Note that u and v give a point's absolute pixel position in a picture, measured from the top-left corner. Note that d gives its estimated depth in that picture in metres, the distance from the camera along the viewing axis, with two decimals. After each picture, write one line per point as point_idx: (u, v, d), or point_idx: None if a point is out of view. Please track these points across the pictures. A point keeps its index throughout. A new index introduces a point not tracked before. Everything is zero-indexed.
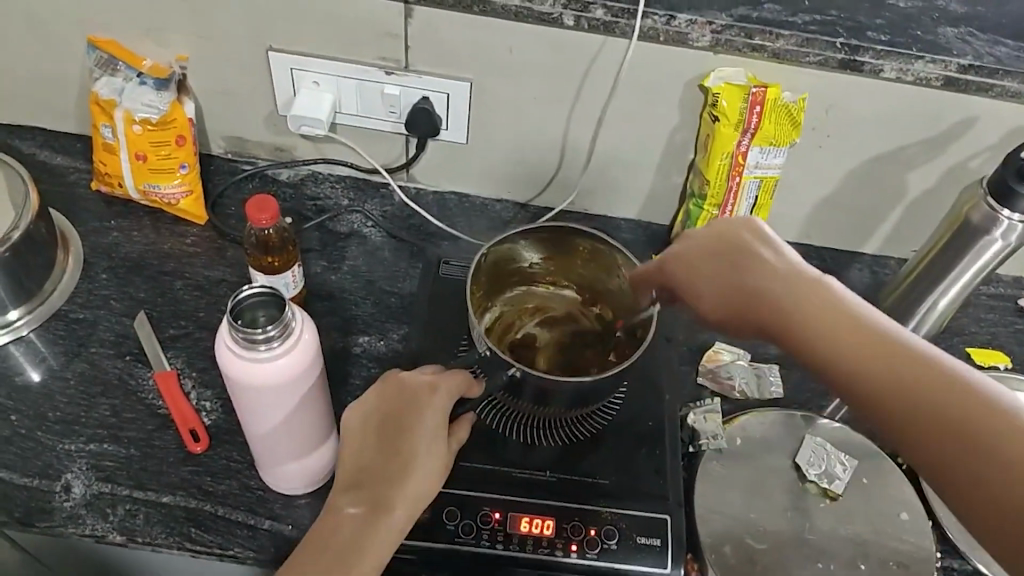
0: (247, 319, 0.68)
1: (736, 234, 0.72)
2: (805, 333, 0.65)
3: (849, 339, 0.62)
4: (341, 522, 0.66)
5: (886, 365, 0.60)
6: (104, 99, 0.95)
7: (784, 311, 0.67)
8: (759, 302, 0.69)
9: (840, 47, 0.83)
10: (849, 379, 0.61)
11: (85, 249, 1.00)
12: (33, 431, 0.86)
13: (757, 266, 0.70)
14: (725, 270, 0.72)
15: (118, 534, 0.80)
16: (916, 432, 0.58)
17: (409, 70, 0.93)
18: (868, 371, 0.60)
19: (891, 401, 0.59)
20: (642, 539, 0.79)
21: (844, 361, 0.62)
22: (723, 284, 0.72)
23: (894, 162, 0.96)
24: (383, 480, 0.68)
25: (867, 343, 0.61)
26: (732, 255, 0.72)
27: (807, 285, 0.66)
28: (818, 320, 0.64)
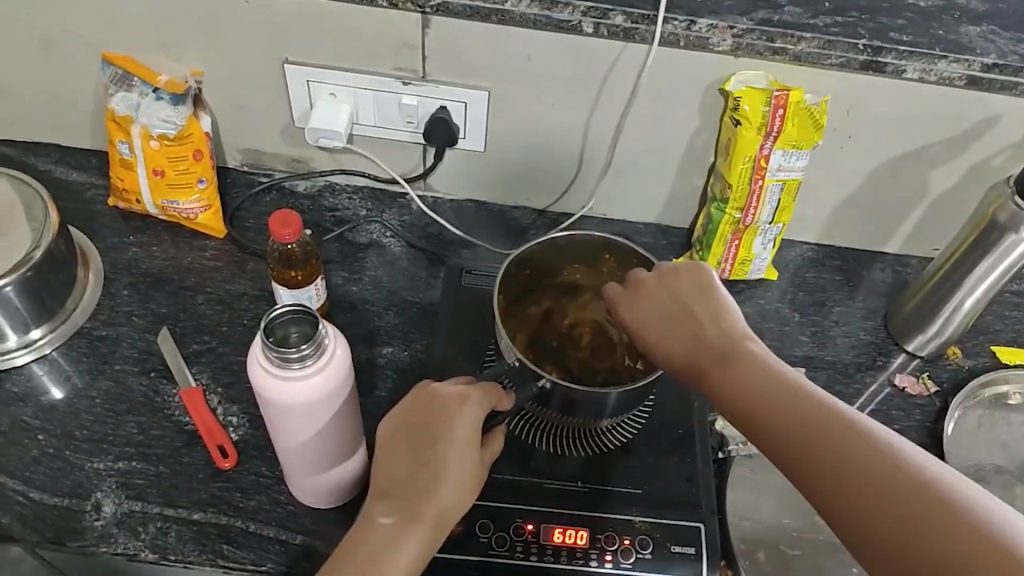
0: (280, 336, 0.68)
1: (686, 289, 0.77)
2: (737, 392, 0.67)
3: (775, 394, 0.65)
4: (373, 532, 0.65)
5: (805, 418, 0.62)
6: (120, 115, 0.94)
7: (721, 370, 0.70)
8: (702, 356, 0.72)
9: (863, 49, 0.83)
10: (772, 436, 0.63)
11: (105, 265, 1.00)
12: (61, 450, 0.86)
13: (704, 323, 0.74)
14: (675, 322, 0.75)
15: (151, 552, 0.80)
16: (830, 484, 0.59)
17: (427, 80, 0.93)
18: (794, 428, 0.62)
19: (808, 454, 0.61)
20: (676, 548, 0.79)
21: (768, 418, 0.64)
22: (673, 335, 0.75)
23: (915, 161, 0.96)
24: (415, 489, 0.67)
25: (790, 399, 0.64)
26: (682, 308, 0.76)
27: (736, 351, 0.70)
28: (749, 380, 0.67)
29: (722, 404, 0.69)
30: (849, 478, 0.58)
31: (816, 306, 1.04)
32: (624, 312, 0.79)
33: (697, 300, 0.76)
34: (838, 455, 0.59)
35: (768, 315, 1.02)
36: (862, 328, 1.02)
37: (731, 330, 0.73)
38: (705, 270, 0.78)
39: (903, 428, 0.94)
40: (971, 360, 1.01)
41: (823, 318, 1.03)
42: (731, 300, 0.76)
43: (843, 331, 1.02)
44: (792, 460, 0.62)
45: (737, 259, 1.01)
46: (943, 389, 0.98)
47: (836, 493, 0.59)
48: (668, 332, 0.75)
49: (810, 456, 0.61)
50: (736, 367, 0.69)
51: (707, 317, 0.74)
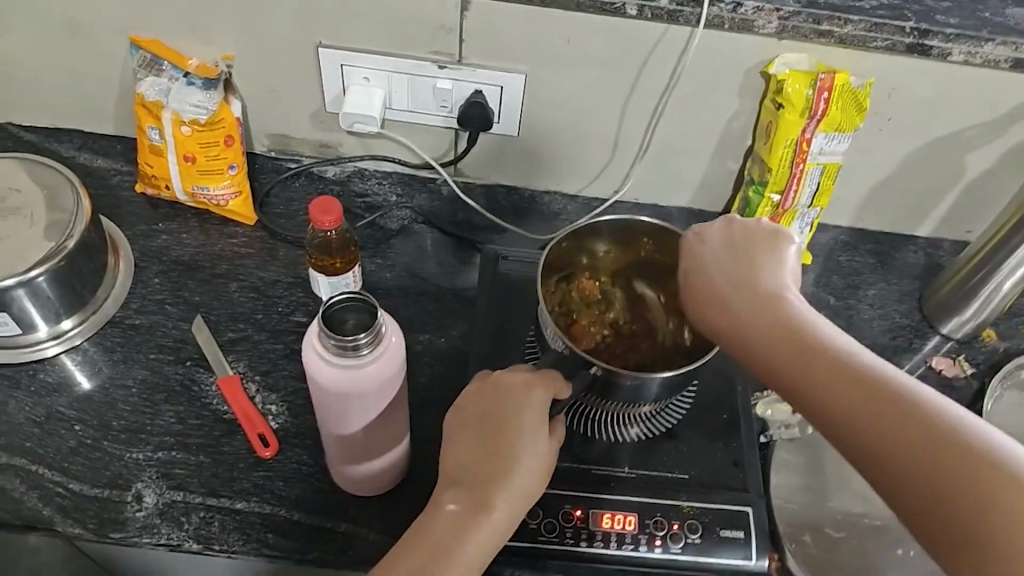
0: (336, 322, 0.68)
1: (721, 241, 0.75)
2: (773, 347, 0.65)
3: (816, 351, 0.62)
4: (439, 519, 0.65)
5: (848, 373, 0.60)
6: (150, 100, 0.92)
7: (753, 319, 0.67)
8: (736, 306, 0.69)
9: (910, 32, 0.82)
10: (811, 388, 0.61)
11: (135, 253, 0.99)
12: (99, 441, 0.85)
13: (742, 267, 0.72)
14: (715, 273, 0.73)
15: (195, 542, 0.79)
16: (873, 445, 0.57)
17: (463, 64, 0.92)
18: (836, 384, 0.60)
19: (845, 412, 0.58)
20: (725, 532, 0.79)
21: (805, 372, 0.62)
22: (712, 290, 0.72)
23: (952, 144, 0.95)
24: (483, 478, 0.67)
25: (832, 356, 0.61)
26: (724, 258, 0.73)
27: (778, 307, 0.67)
28: (785, 332, 0.65)
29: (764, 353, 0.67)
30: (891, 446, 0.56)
31: (850, 289, 1.04)
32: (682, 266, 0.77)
33: (733, 253, 0.73)
34: (878, 413, 0.57)
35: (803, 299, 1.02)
36: (896, 311, 1.02)
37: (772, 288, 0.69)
38: (741, 224, 0.76)
39: None
40: (1005, 341, 1.01)
41: (856, 302, 1.03)
42: (793, 259, 0.72)
43: (879, 314, 1.02)
44: (830, 425, 0.60)
45: None
46: (979, 370, 0.98)
47: (881, 457, 0.56)
48: (702, 281, 0.73)
49: (850, 416, 0.58)
50: (768, 317, 0.67)
51: (747, 267, 0.71)
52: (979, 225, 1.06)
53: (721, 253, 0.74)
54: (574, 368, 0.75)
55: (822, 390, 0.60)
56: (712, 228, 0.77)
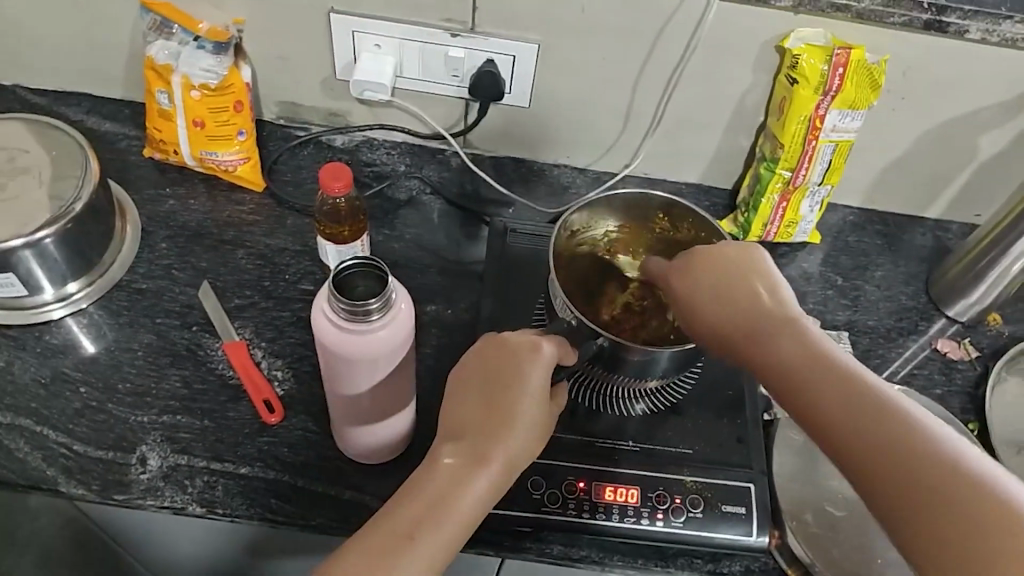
0: (347, 286, 0.67)
1: (728, 262, 0.72)
2: (791, 376, 0.64)
3: (832, 383, 0.62)
4: (437, 471, 0.65)
5: (866, 412, 0.59)
6: (160, 64, 0.91)
7: (772, 346, 0.66)
8: (752, 331, 0.67)
9: (927, 8, 0.81)
10: (830, 425, 0.60)
11: (142, 218, 0.98)
12: (104, 403, 0.85)
13: (755, 291, 0.69)
14: (716, 296, 0.70)
15: (199, 506, 0.79)
16: (883, 482, 0.57)
17: (476, 32, 0.91)
18: (853, 422, 0.59)
19: (864, 453, 0.58)
20: (726, 507, 0.80)
21: (823, 405, 0.61)
22: (724, 312, 0.70)
23: (966, 125, 0.95)
24: (482, 433, 0.67)
25: (847, 391, 0.61)
26: (732, 274, 0.71)
27: (789, 335, 0.66)
28: (804, 362, 0.64)
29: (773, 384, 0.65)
30: (911, 486, 0.56)
31: (858, 270, 1.04)
32: (677, 280, 0.74)
33: (745, 273, 0.70)
34: (901, 456, 0.57)
35: (811, 279, 1.02)
36: (903, 293, 1.02)
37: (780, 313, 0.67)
38: (747, 245, 0.72)
39: (945, 392, 0.94)
40: (1010, 326, 1.00)
41: (865, 283, 1.02)
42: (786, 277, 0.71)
43: (885, 295, 1.01)
44: (843, 457, 0.60)
45: (783, 222, 1.00)
46: (984, 354, 0.97)
47: (890, 493, 0.57)
48: (710, 302, 0.71)
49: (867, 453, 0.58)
50: (789, 345, 0.65)
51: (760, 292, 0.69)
52: (989, 209, 1.05)
53: (729, 274, 0.71)
54: (581, 339, 0.75)
55: (840, 424, 0.60)
56: (717, 246, 0.73)
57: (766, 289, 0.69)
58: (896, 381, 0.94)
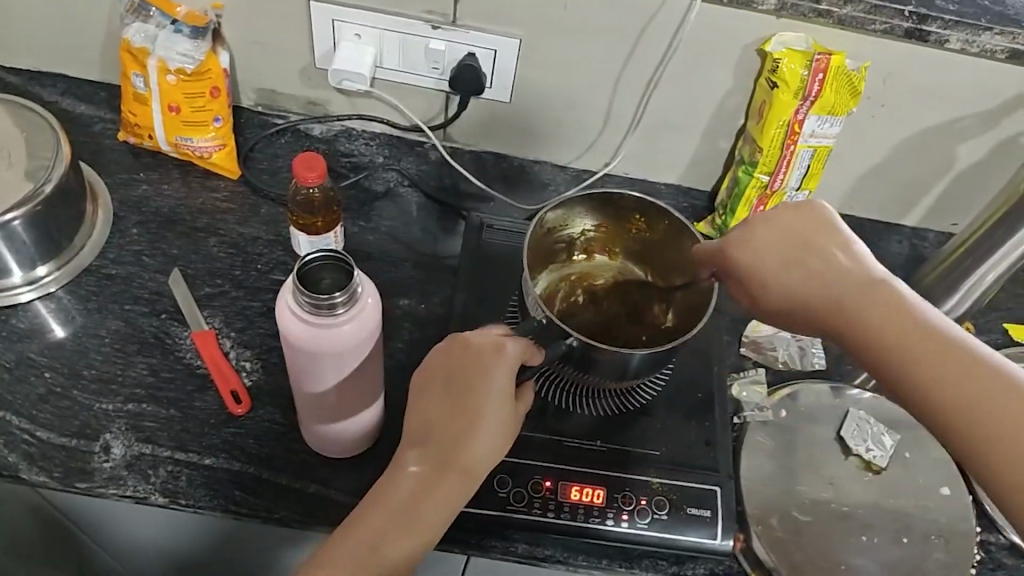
0: (312, 280, 0.67)
1: (801, 224, 0.70)
2: (882, 339, 0.63)
3: (923, 344, 0.61)
4: (402, 481, 0.67)
5: (966, 373, 0.59)
6: (136, 47, 0.89)
7: (856, 308, 0.65)
8: (832, 293, 0.66)
9: (908, 16, 0.81)
10: (929, 385, 0.60)
11: (114, 202, 0.97)
12: (69, 390, 0.84)
13: (829, 257, 0.68)
14: (792, 254, 0.69)
15: (161, 496, 0.79)
16: (987, 440, 0.57)
17: (457, 25, 0.90)
18: (952, 380, 0.59)
19: (966, 413, 0.58)
20: (692, 510, 0.80)
21: (919, 367, 0.61)
22: (800, 276, 0.68)
23: (945, 134, 0.95)
24: (444, 440, 0.68)
25: (943, 352, 0.61)
26: (806, 236, 0.69)
27: (872, 294, 0.65)
28: (893, 328, 0.63)
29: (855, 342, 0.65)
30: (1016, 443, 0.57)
31: None
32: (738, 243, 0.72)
33: (820, 235, 0.69)
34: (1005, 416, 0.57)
35: None
36: None
37: (859, 272, 0.67)
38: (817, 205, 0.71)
39: None
40: (982, 336, 1.01)
41: None
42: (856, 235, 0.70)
43: None
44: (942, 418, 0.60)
45: None
46: None
47: (1000, 458, 0.57)
48: (784, 269, 0.69)
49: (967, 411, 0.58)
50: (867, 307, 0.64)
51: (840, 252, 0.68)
52: (965, 217, 1.06)
53: (802, 238, 0.69)
54: (550, 339, 0.75)
55: (936, 385, 0.60)
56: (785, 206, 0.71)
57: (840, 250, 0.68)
58: (867, 387, 0.94)
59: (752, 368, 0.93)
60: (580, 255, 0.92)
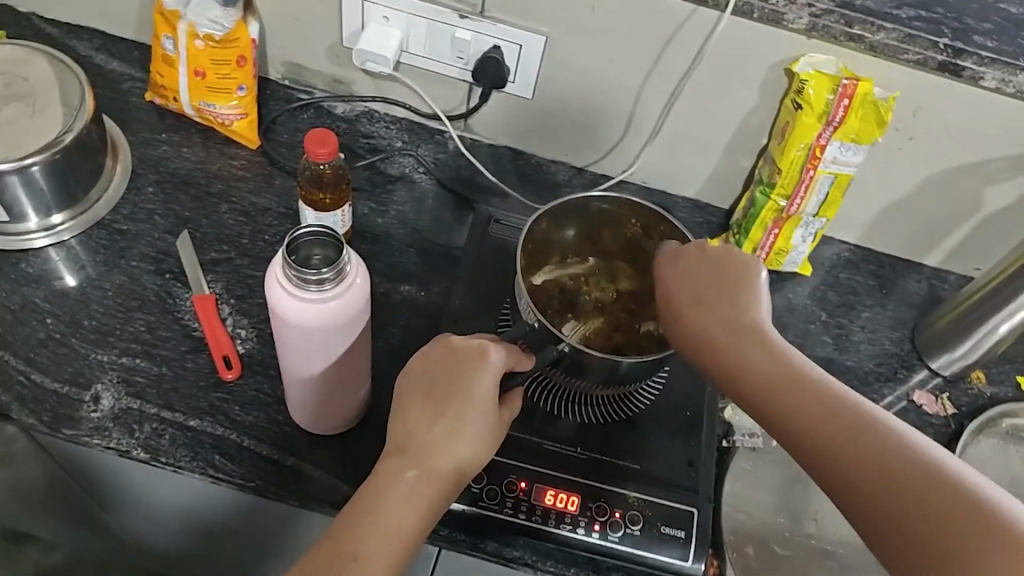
0: (303, 257, 0.68)
1: (717, 267, 0.73)
2: (762, 387, 0.64)
3: (798, 391, 0.62)
4: (394, 488, 0.65)
5: (833, 418, 0.60)
6: (168, 10, 0.91)
7: (745, 357, 0.66)
8: (727, 343, 0.68)
9: (943, 49, 0.79)
10: (801, 428, 0.61)
11: (134, 159, 0.98)
12: (68, 337, 0.85)
13: (728, 308, 0.70)
14: (695, 301, 0.72)
15: (142, 451, 0.79)
16: (855, 483, 0.57)
17: (484, 16, 0.90)
18: (818, 425, 0.60)
19: (834, 456, 0.59)
20: (666, 529, 0.79)
21: (791, 411, 0.62)
22: (703, 324, 0.70)
23: (974, 174, 0.92)
24: (432, 443, 0.67)
25: (815, 396, 0.62)
26: (710, 287, 0.72)
27: (759, 344, 0.67)
28: (772, 377, 0.64)
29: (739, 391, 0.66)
30: (879, 486, 0.56)
31: (845, 308, 1.01)
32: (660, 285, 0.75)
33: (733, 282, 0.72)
34: (869, 458, 0.57)
35: (795, 311, 1.00)
36: (887, 338, 1.00)
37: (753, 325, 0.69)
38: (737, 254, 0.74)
39: None
40: (992, 387, 0.98)
41: (849, 322, 1.00)
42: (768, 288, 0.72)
43: (868, 337, 0.99)
44: (820, 471, 0.60)
45: (773, 249, 0.97)
46: (960, 412, 0.95)
47: (866, 504, 0.57)
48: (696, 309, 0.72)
49: (841, 460, 0.58)
50: (758, 351, 0.66)
51: (737, 295, 0.71)
52: (987, 263, 1.03)
53: (708, 289, 0.72)
54: (538, 339, 0.74)
55: (818, 439, 0.60)
56: (694, 251, 0.75)
57: (737, 302, 0.70)
58: None
59: None
60: (574, 257, 0.91)
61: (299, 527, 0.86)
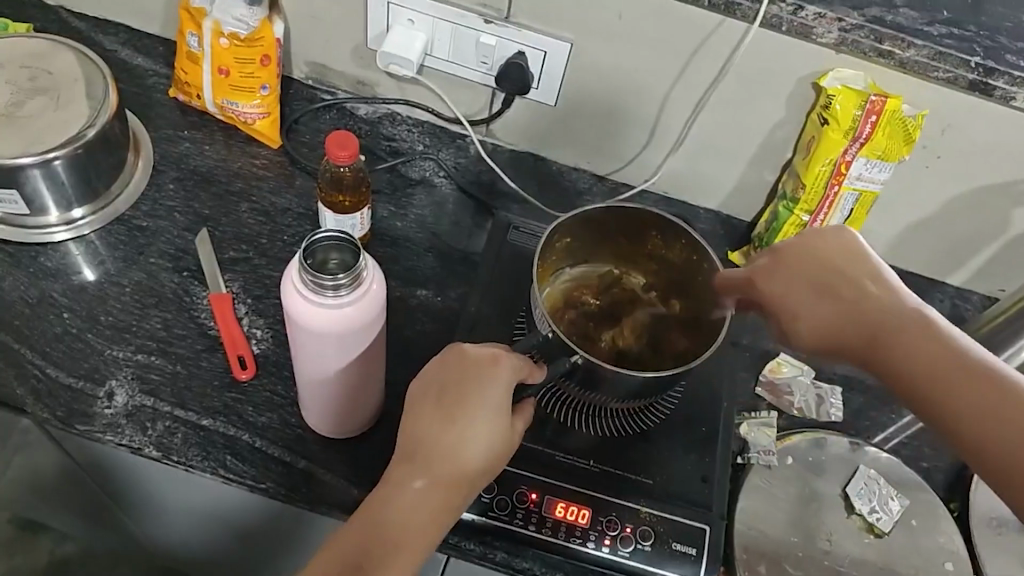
0: (319, 260, 0.67)
1: (829, 248, 0.71)
2: (919, 369, 0.64)
3: (961, 374, 0.62)
4: (402, 498, 0.65)
5: (999, 404, 0.60)
6: (194, 7, 0.91)
7: (890, 340, 0.66)
8: (866, 325, 0.67)
9: (975, 67, 0.78)
10: (961, 414, 0.61)
11: (155, 155, 0.99)
12: (84, 332, 0.86)
13: (861, 286, 0.69)
14: (823, 279, 0.70)
15: (154, 450, 0.79)
16: (1021, 472, 0.59)
17: (509, 22, 0.89)
18: (981, 414, 0.61)
19: (999, 445, 0.60)
20: (678, 546, 0.78)
21: (949, 398, 0.62)
22: (833, 306, 0.69)
23: (1003, 195, 0.91)
24: (440, 453, 0.66)
25: (975, 381, 0.62)
26: (835, 266, 0.70)
27: (908, 321, 0.66)
28: (927, 361, 0.64)
29: (887, 373, 0.66)
30: None
31: None
32: (765, 275, 0.73)
33: (850, 263, 0.70)
34: None
35: None
36: None
37: (891, 299, 0.68)
38: (847, 230, 0.72)
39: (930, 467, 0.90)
40: None
41: None
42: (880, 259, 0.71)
43: None
44: (980, 457, 0.60)
45: None
46: None
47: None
48: (820, 298, 0.70)
49: (1004, 450, 0.60)
50: (905, 332, 0.66)
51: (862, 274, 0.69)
52: (1013, 283, 1.01)
53: (833, 267, 0.70)
54: (553, 349, 0.74)
55: (980, 426, 0.60)
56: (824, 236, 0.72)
57: (864, 279, 0.69)
58: (881, 448, 0.91)
59: (764, 410, 0.90)
60: (589, 264, 0.90)
61: (308, 529, 0.85)
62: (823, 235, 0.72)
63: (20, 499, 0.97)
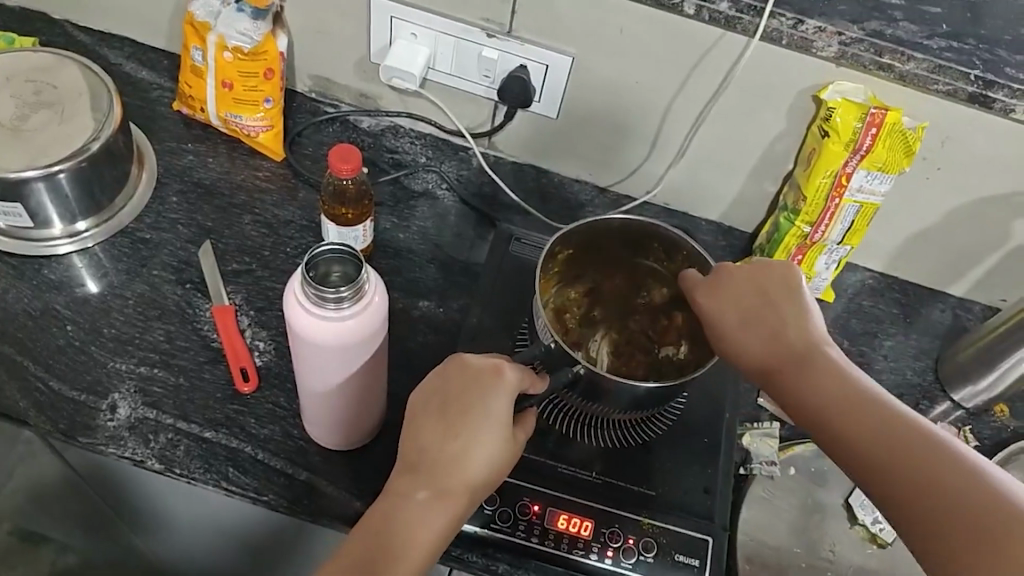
0: (321, 272, 0.68)
1: (768, 282, 0.73)
2: (819, 398, 0.65)
3: (857, 403, 0.64)
4: (406, 510, 0.65)
5: (889, 429, 0.61)
6: (199, 21, 0.92)
7: (800, 367, 0.68)
8: (781, 353, 0.69)
9: (974, 80, 0.78)
10: (855, 439, 0.62)
11: (159, 168, 0.99)
12: (88, 345, 0.86)
13: (782, 319, 0.71)
14: (749, 310, 0.72)
15: (157, 462, 0.80)
16: (906, 497, 0.59)
17: (511, 36, 0.90)
18: (869, 439, 0.62)
19: (888, 468, 0.60)
20: (681, 557, 0.78)
21: (843, 425, 0.63)
22: (755, 335, 0.71)
23: (1003, 207, 0.91)
24: (443, 465, 0.66)
25: (869, 410, 0.63)
26: (761, 299, 0.73)
27: (817, 354, 0.68)
28: (829, 389, 0.65)
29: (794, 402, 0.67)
30: (928, 498, 0.58)
31: (867, 336, 1.00)
32: (702, 301, 0.75)
33: (780, 296, 0.72)
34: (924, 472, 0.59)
35: None
36: (910, 368, 0.98)
37: (807, 334, 0.70)
38: (789, 269, 0.74)
39: None
40: (1017, 421, 0.96)
41: (872, 350, 0.99)
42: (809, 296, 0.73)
43: (891, 366, 0.97)
44: (871, 480, 0.61)
45: None
46: (983, 445, 0.93)
47: (915, 514, 0.58)
48: (749, 327, 0.72)
49: (891, 473, 0.60)
50: (812, 362, 0.68)
51: (785, 308, 0.72)
52: (1014, 294, 1.01)
53: (762, 298, 0.73)
54: (554, 360, 0.74)
55: (868, 450, 0.61)
56: (756, 270, 0.75)
57: (786, 312, 0.71)
58: None
59: (767, 420, 0.90)
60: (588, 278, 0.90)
61: (310, 541, 0.85)
62: (754, 269, 0.75)
63: (23, 511, 0.97)
